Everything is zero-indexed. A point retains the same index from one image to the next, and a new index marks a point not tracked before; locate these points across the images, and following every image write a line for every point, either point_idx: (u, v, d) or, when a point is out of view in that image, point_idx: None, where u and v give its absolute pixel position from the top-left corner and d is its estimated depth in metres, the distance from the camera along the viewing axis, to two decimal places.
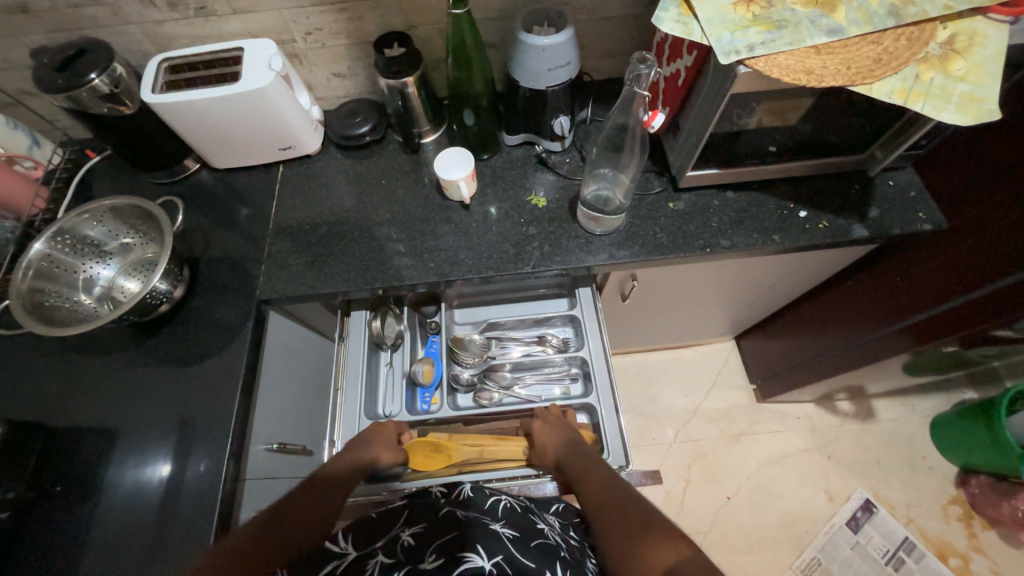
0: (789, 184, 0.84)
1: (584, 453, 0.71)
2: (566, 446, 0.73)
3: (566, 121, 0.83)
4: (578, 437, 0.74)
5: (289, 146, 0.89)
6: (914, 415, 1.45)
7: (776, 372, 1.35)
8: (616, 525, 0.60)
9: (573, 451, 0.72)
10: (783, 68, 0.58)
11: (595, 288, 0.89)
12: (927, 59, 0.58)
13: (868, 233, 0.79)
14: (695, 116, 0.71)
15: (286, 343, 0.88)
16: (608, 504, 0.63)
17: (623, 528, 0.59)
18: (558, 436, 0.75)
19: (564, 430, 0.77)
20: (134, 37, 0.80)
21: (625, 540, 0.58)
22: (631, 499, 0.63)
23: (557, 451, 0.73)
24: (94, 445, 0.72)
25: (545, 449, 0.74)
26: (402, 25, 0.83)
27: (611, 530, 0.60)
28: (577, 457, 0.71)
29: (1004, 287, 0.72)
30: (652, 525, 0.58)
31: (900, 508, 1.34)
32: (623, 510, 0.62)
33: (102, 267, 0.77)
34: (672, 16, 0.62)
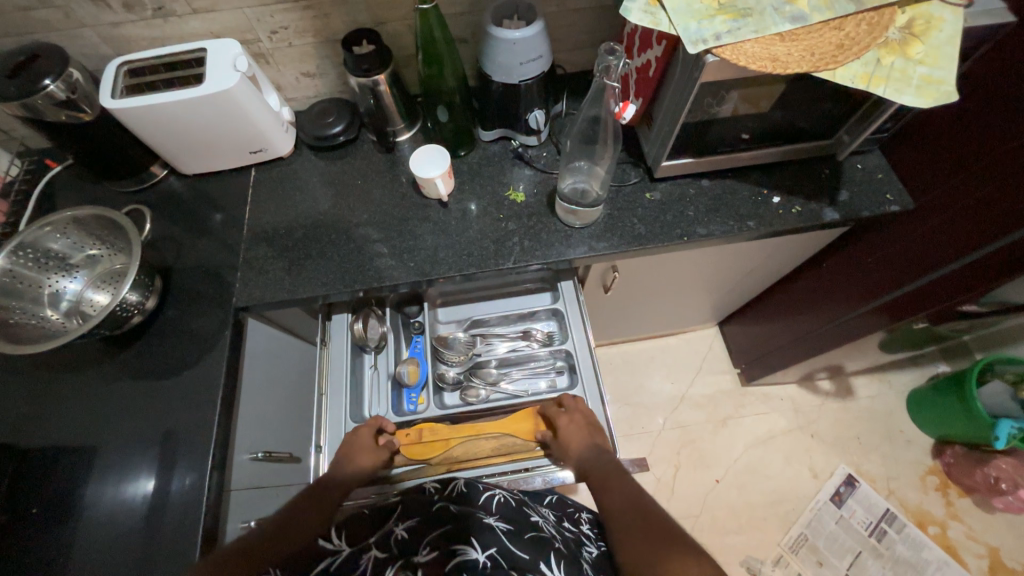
0: (762, 170, 0.85)
1: (608, 461, 0.72)
2: (590, 449, 0.73)
3: (542, 114, 0.83)
4: (600, 440, 0.74)
5: (260, 148, 0.87)
6: (890, 391, 1.50)
7: (758, 356, 1.37)
8: (641, 539, 0.61)
9: (597, 456, 0.72)
10: (749, 56, 0.59)
11: (576, 281, 0.91)
12: (888, 43, 0.60)
13: (839, 216, 0.81)
14: (667, 105, 0.72)
15: (268, 350, 0.86)
16: (628, 514, 0.65)
17: (639, 531, 0.62)
18: (581, 433, 0.74)
19: (587, 428, 0.75)
20: (90, 41, 0.77)
21: (651, 555, 0.58)
22: (659, 516, 0.64)
23: (581, 450, 0.73)
24: (70, 464, 0.70)
25: (568, 446, 0.74)
26: (369, 22, 0.82)
27: (636, 541, 0.61)
28: (602, 464, 0.71)
29: (959, 269, 0.76)
30: (678, 544, 0.58)
31: (880, 481, 1.38)
32: (650, 526, 0.62)
33: (69, 280, 0.74)
34: (640, 6, 0.62)
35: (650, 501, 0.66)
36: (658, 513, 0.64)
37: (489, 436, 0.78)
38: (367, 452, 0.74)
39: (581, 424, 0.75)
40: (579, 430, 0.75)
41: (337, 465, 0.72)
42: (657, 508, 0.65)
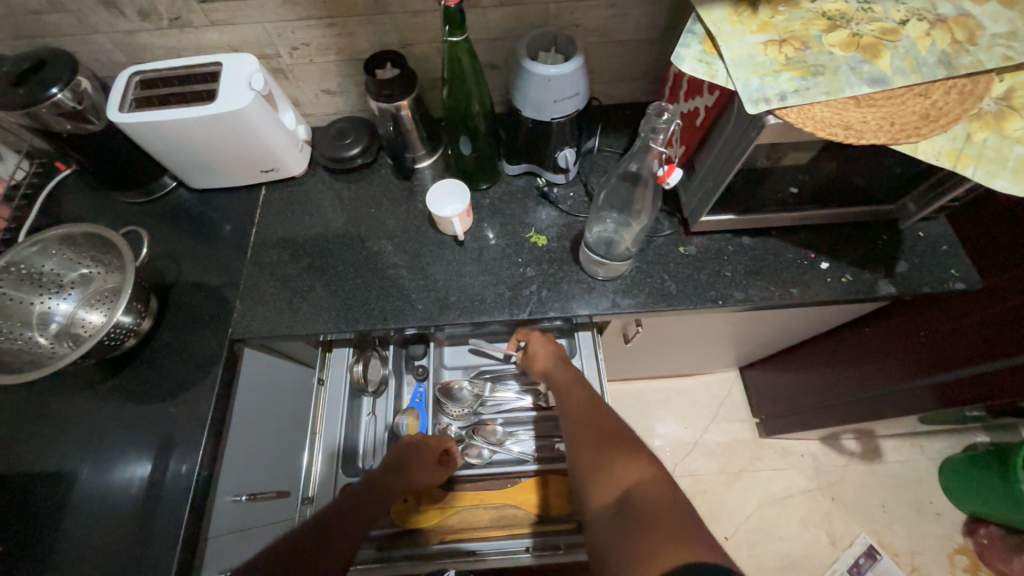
0: (810, 232, 0.78)
1: (570, 370, 0.73)
2: (556, 362, 0.74)
3: (572, 153, 0.76)
4: (568, 356, 0.76)
5: (272, 168, 0.83)
6: (922, 457, 1.39)
7: (780, 411, 1.29)
8: (585, 435, 0.62)
9: (561, 368, 0.73)
10: (818, 121, 0.52)
11: (595, 333, 0.84)
12: (981, 116, 0.52)
13: (895, 290, 0.73)
14: (714, 162, 0.65)
15: (264, 382, 0.81)
16: (582, 417, 0.65)
17: (587, 434, 0.62)
18: (551, 350, 0.76)
19: (552, 345, 0.77)
20: (104, 47, 0.74)
21: (593, 452, 0.59)
22: (608, 415, 0.64)
23: (548, 364, 0.74)
24: (42, 496, 0.65)
25: (533, 362, 0.76)
26: (396, 43, 0.76)
27: (580, 439, 0.62)
28: (562, 373, 0.72)
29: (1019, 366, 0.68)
30: (622, 441, 0.59)
31: (904, 556, 1.28)
32: (596, 424, 0.63)
33: (59, 300, 0.71)
34: (694, 54, 0.56)
35: (602, 402, 0.67)
36: (609, 411, 0.65)
37: (486, 507, 0.78)
38: (427, 463, 0.73)
39: (550, 343, 0.76)
40: (549, 346, 0.76)
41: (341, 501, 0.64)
42: (608, 408, 0.66)
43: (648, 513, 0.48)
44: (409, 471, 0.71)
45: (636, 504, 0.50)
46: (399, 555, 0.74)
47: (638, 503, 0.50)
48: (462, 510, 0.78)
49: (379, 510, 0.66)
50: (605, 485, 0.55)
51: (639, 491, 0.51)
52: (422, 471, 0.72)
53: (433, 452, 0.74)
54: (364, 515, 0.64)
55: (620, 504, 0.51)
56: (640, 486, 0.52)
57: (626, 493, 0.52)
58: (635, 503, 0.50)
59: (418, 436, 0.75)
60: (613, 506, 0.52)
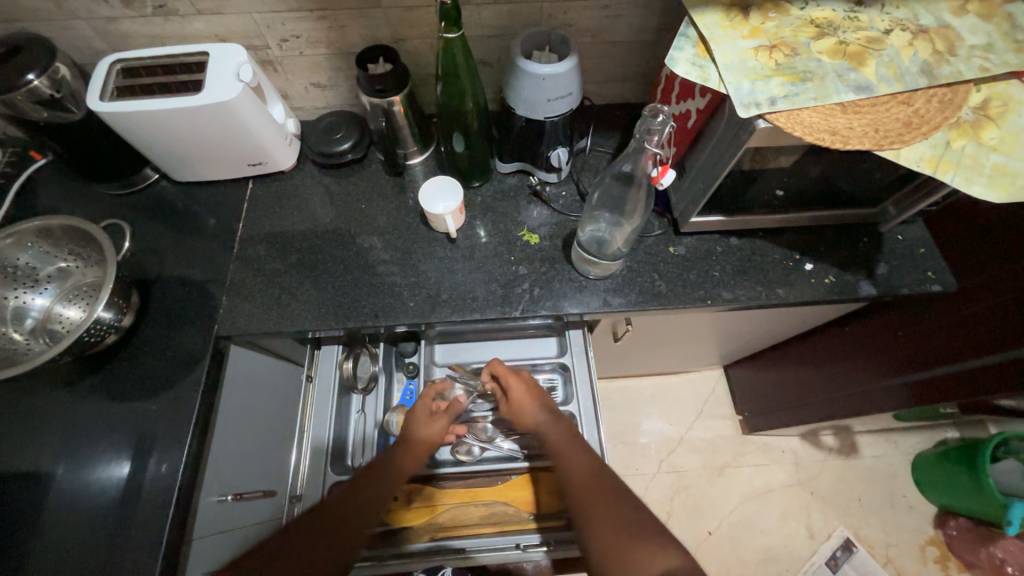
0: (794, 233, 0.80)
1: (562, 428, 0.72)
2: (547, 418, 0.73)
3: (564, 152, 0.76)
4: (555, 406, 0.75)
5: (260, 162, 0.81)
6: (896, 452, 1.44)
7: (762, 408, 1.32)
8: (601, 513, 0.62)
9: (552, 425, 0.72)
10: (806, 126, 0.53)
11: (586, 331, 0.85)
12: (959, 124, 0.54)
13: (875, 291, 0.75)
14: (704, 163, 0.66)
15: (251, 379, 0.80)
16: (589, 486, 0.64)
17: (598, 508, 0.62)
18: (539, 400, 0.75)
19: (534, 391, 0.77)
20: (83, 33, 0.71)
21: (612, 535, 0.60)
22: (617, 487, 0.65)
23: (538, 418, 0.74)
24: (17, 496, 0.63)
25: (521, 413, 0.75)
26: (388, 37, 0.76)
27: (594, 515, 0.62)
28: (556, 431, 0.71)
29: (992, 363, 0.71)
30: (638, 523, 0.61)
31: (879, 548, 1.33)
32: (608, 500, 0.63)
33: (35, 294, 0.69)
34: (687, 57, 0.56)
35: (604, 466, 0.67)
36: (613, 478, 0.66)
37: (477, 504, 0.78)
38: (428, 435, 0.74)
39: (532, 389, 0.76)
40: (535, 395, 0.76)
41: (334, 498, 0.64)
42: (612, 476, 0.66)
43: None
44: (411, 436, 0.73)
45: None
46: (390, 553, 0.74)
47: None
48: (453, 507, 0.78)
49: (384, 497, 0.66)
50: (630, 575, 0.56)
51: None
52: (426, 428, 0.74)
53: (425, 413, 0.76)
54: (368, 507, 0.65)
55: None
56: None
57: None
58: None
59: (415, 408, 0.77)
60: None
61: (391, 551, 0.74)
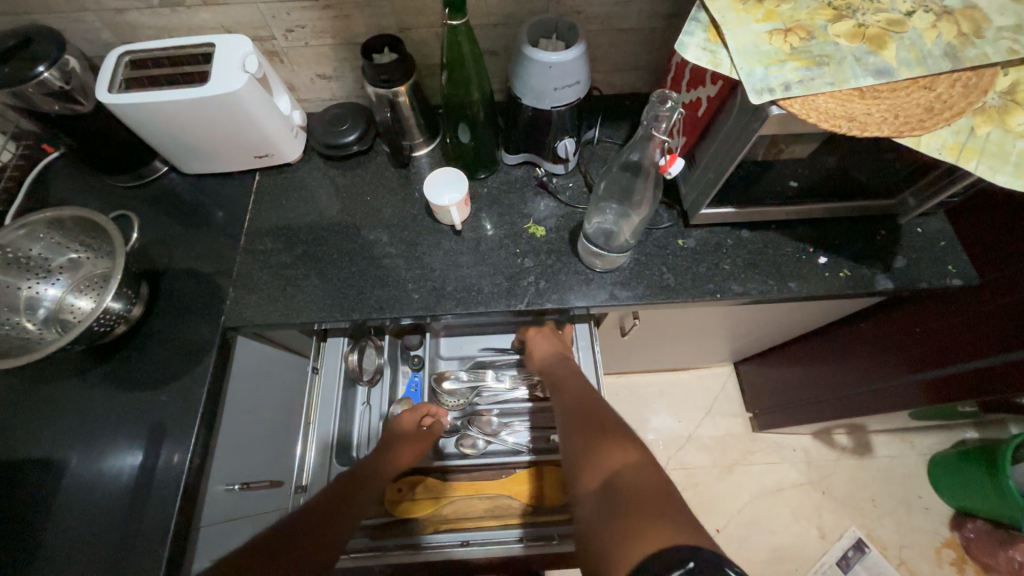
0: (808, 226, 0.77)
1: (568, 365, 0.74)
2: (553, 356, 0.76)
3: (572, 143, 0.76)
4: (567, 350, 0.78)
5: (266, 153, 0.81)
6: (911, 452, 1.40)
7: (772, 405, 1.30)
8: (577, 422, 0.63)
9: (558, 361, 0.75)
10: (822, 112, 0.51)
11: (592, 325, 0.84)
12: (985, 109, 0.51)
13: (893, 286, 0.73)
14: (714, 154, 0.64)
15: (258, 370, 0.80)
16: (575, 405, 0.66)
17: (579, 420, 0.63)
18: (553, 343, 0.79)
19: (554, 339, 0.80)
20: (93, 26, 0.72)
21: (583, 438, 0.60)
22: (601, 405, 0.65)
23: (544, 358, 0.77)
24: (31, 482, 0.65)
25: (533, 353, 0.78)
26: (393, 27, 0.75)
27: (573, 425, 0.63)
28: (560, 366, 0.74)
29: (1013, 359, 0.68)
30: (613, 429, 0.60)
31: (892, 549, 1.30)
32: (588, 412, 0.64)
33: (47, 285, 0.70)
34: (698, 42, 0.55)
35: (595, 393, 0.68)
36: (602, 401, 0.66)
37: (481, 497, 0.78)
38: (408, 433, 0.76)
39: (548, 336, 0.80)
40: (548, 340, 0.79)
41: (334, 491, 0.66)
42: (603, 399, 0.66)
43: (633, 497, 0.48)
44: (390, 454, 0.73)
45: (623, 485, 0.50)
46: (392, 545, 0.73)
47: (623, 485, 0.50)
48: (455, 500, 0.78)
49: (365, 501, 0.67)
50: (593, 469, 0.55)
51: (624, 475, 0.52)
52: (405, 446, 0.74)
53: (409, 428, 0.76)
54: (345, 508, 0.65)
55: (607, 487, 0.51)
56: (625, 471, 0.52)
57: (612, 478, 0.52)
58: (619, 487, 0.50)
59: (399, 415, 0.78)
60: (599, 488, 0.52)
61: (392, 544, 0.74)
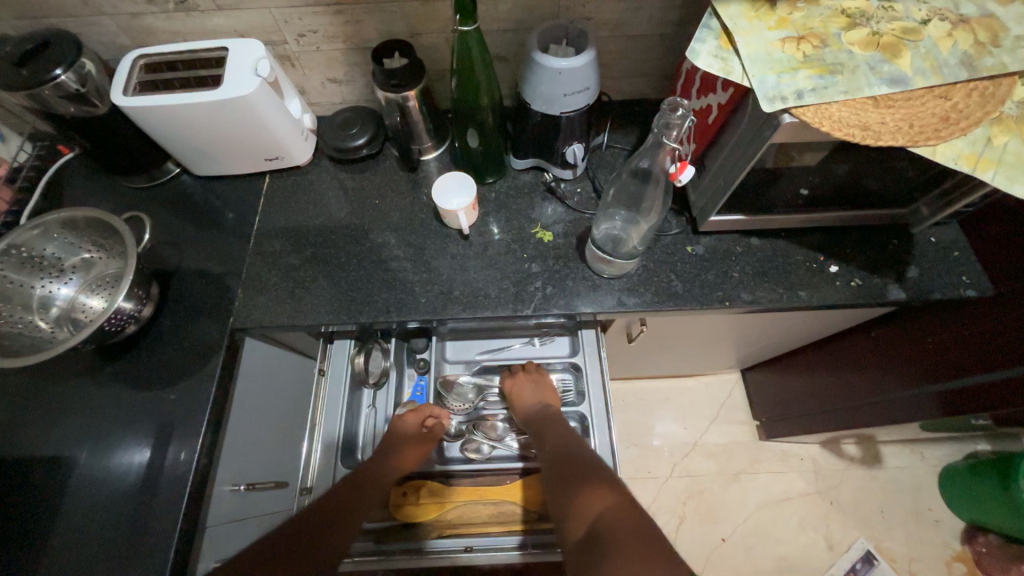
0: (819, 234, 0.77)
1: (549, 413, 0.75)
2: (534, 404, 0.77)
3: (580, 148, 0.75)
4: (548, 396, 0.79)
5: (276, 156, 0.82)
6: (922, 464, 1.38)
7: (779, 414, 1.28)
8: (557, 469, 0.63)
9: (540, 409, 0.76)
10: (835, 120, 0.51)
11: (599, 331, 0.83)
12: (1002, 119, 0.51)
13: (905, 296, 0.72)
14: (725, 161, 0.64)
15: (265, 372, 0.81)
16: (557, 451, 0.66)
17: (559, 466, 0.63)
18: (535, 390, 0.79)
19: (537, 386, 0.80)
20: (109, 29, 0.73)
21: (564, 485, 0.60)
22: (580, 450, 0.66)
23: (527, 407, 0.77)
24: (41, 479, 0.65)
25: (517, 403, 0.79)
26: (404, 32, 0.75)
27: (554, 472, 0.63)
28: (542, 413, 0.75)
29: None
30: (593, 474, 0.61)
31: (901, 562, 1.28)
32: (568, 458, 0.64)
33: (61, 285, 0.71)
34: (710, 49, 0.54)
35: (575, 438, 0.69)
36: (581, 446, 0.67)
37: (486, 503, 0.78)
38: (409, 436, 0.76)
39: (528, 384, 0.80)
40: (530, 388, 0.79)
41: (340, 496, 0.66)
42: (582, 444, 0.67)
43: (618, 545, 0.50)
44: (394, 455, 0.73)
45: (608, 534, 0.51)
46: (396, 548, 0.73)
47: (608, 534, 0.51)
48: (460, 505, 0.78)
49: (370, 502, 0.67)
50: (576, 518, 0.56)
51: (607, 522, 0.53)
52: (408, 449, 0.75)
53: (411, 429, 0.77)
54: (351, 509, 0.65)
55: (591, 536, 0.52)
56: (609, 520, 0.53)
57: (596, 526, 0.53)
58: (604, 535, 0.51)
59: (398, 418, 0.78)
60: (583, 538, 0.53)
61: (397, 548, 0.73)
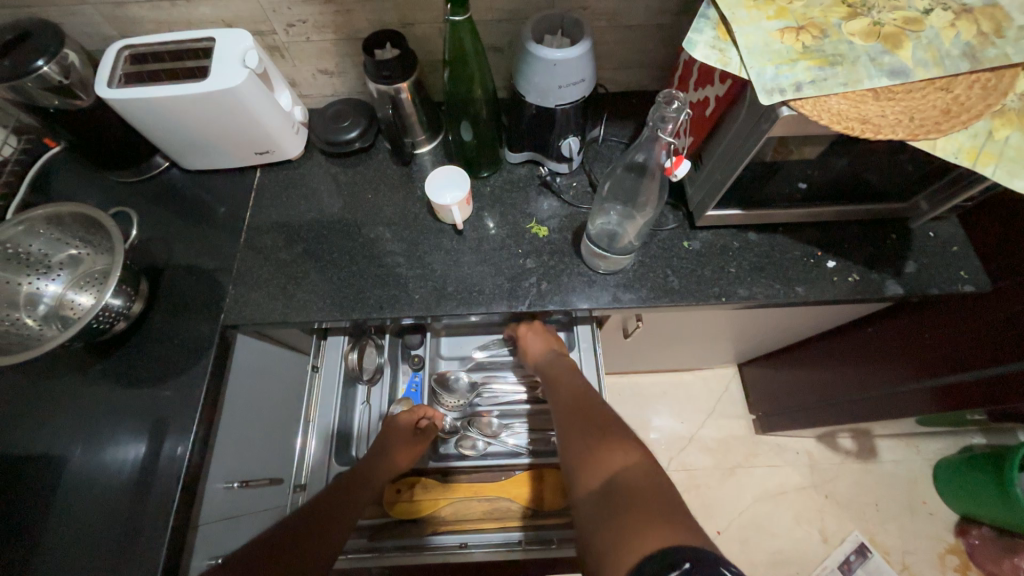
0: (817, 229, 0.76)
1: (563, 363, 0.74)
2: (549, 356, 0.75)
3: (576, 142, 0.74)
4: (562, 349, 0.77)
5: (267, 150, 0.80)
6: (917, 457, 1.39)
7: (776, 408, 1.29)
8: (575, 424, 0.62)
9: (554, 359, 0.75)
10: (835, 113, 0.50)
11: (595, 327, 0.83)
12: (1004, 112, 0.50)
13: (903, 291, 0.71)
14: (721, 156, 0.63)
15: (257, 369, 0.80)
16: (574, 407, 0.65)
17: (577, 421, 0.62)
18: (549, 343, 0.77)
19: (549, 338, 0.78)
20: (93, 19, 0.71)
21: (581, 441, 0.59)
22: (601, 407, 0.63)
23: (540, 358, 0.76)
24: (31, 478, 0.65)
25: (529, 357, 0.78)
26: (396, 22, 0.74)
27: (570, 427, 0.62)
28: (558, 364, 0.73)
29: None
30: (612, 431, 0.59)
31: (895, 554, 1.29)
32: (586, 413, 0.63)
33: (48, 282, 0.70)
34: (707, 40, 0.53)
35: (591, 393, 0.67)
36: (597, 401, 0.65)
37: (479, 499, 0.78)
38: (403, 435, 0.75)
39: (542, 335, 0.78)
40: (542, 340, 0.78)
41: (333, 496, 0.66)
42: (601, 400, 0.65)
43: (632, 496, 0.48)
44: (390, 456, 0.73)
45: (623, 486, 0.49)
46: (391, 547, 0.73)
47: (622, 485, 0.50)
48: (453, 501, 0.78)
49: (362, 500, 0.67)
50: (592, 472, 0.54)
51: (622, 478, 0.50)
52: (402, 449, 0.75)
53: (406, 427, 0.76)
54: (341, 511, 0.64)
55: (606, 488, 0.50)
56: (625, 474, 0.51)
57: (613, 479, 0.51)
58: (619, 487, 0.49)
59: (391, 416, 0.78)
60: (598, 491, 0.51)
61: (392, 547, 0.73)
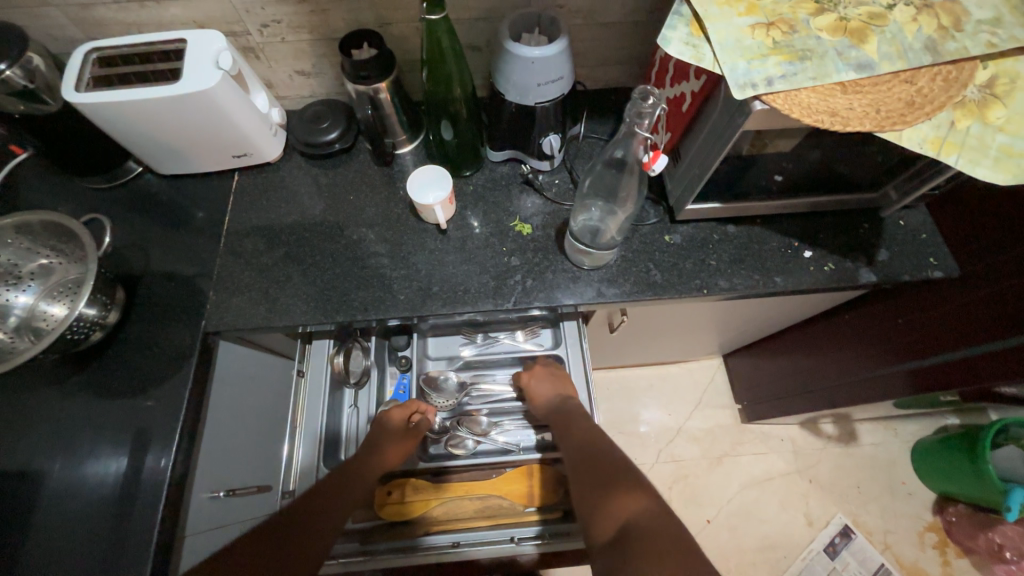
0: (794, 220, 0.78)
1: (571, 406, 0.74)
2: (557, 400, 0.75)
3: (557, 140, 0.75)
4: (569, 389, 0.77)
5: (245, 153, 0.79)
6: (896, 439, 1.43)
7: (760, 397, 1.32)
8: (586, 473, 0.62)
9: (562, 402, 0.75)
10: (805, 107, 0.51)
11: (581, 322, 0.84)
12: (965, 103, 0.51)
13: (876, 279, 0.74)
14: (698, 150, 0.64)
15: (242, 375, 0.79)
16: (583, 454, 0.65)
17: (589, 469, 0.62)
18: (555, 385, 0.78)
19: (554, 380, 0.79)
20: (57, 21, 0.69)
21: (593, 490, 0.59)
22: (615, 455, 0.64)
23: (547, 401, 0.77)
24: (6, 495, 0.63)
25: (535, 400, 0.78)
26: (372, 21, 0.73)
27: (581, 476, 0.62)
28: (565, 408, 0.74)
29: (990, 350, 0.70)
30: (623, 479, 0.59)
31: (877, 534, 1.33)
32: (597, 460, 0.63)
33: (19, 292, 0.68)
34: (681, 36, 0.54)
35: (600, 437, 0.67)
36: (607, 448, 0.65)
37: (472, 498, 0.77)
38: (392, 434, 0.76)
39: (547, 378, 0.79)
40: (547, 382, 0.79)
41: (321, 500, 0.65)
42: (612, 446, 0.66)
43: (648, 544, 0.48)
44: (380, 453, 0.73)
45: (638, 534, 0.50)
46: (385, 550, 0.73)
47: (637, 532, 0.50)
48: (445, 502, 0.77)
49: (351, 501, 0.67)
50: (605, 520, 0.54)
51: (635, 524, 0.51)
52: (393, 444, 0.75)
53: (398, 424, 0.77)
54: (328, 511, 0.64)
55: (621, 535, 0.50)
56: (639, 520, 0.51)
57: (627, 527, 0.51)
58: (633, 535, 0.50)
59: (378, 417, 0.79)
60: (612, 539, 0.51)
61: (386, 548, 0.74)
